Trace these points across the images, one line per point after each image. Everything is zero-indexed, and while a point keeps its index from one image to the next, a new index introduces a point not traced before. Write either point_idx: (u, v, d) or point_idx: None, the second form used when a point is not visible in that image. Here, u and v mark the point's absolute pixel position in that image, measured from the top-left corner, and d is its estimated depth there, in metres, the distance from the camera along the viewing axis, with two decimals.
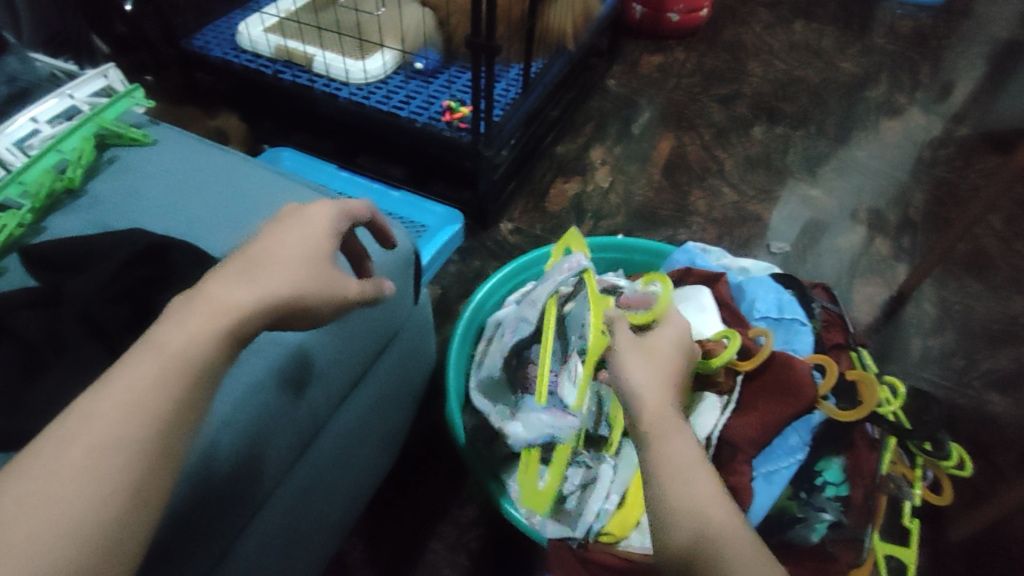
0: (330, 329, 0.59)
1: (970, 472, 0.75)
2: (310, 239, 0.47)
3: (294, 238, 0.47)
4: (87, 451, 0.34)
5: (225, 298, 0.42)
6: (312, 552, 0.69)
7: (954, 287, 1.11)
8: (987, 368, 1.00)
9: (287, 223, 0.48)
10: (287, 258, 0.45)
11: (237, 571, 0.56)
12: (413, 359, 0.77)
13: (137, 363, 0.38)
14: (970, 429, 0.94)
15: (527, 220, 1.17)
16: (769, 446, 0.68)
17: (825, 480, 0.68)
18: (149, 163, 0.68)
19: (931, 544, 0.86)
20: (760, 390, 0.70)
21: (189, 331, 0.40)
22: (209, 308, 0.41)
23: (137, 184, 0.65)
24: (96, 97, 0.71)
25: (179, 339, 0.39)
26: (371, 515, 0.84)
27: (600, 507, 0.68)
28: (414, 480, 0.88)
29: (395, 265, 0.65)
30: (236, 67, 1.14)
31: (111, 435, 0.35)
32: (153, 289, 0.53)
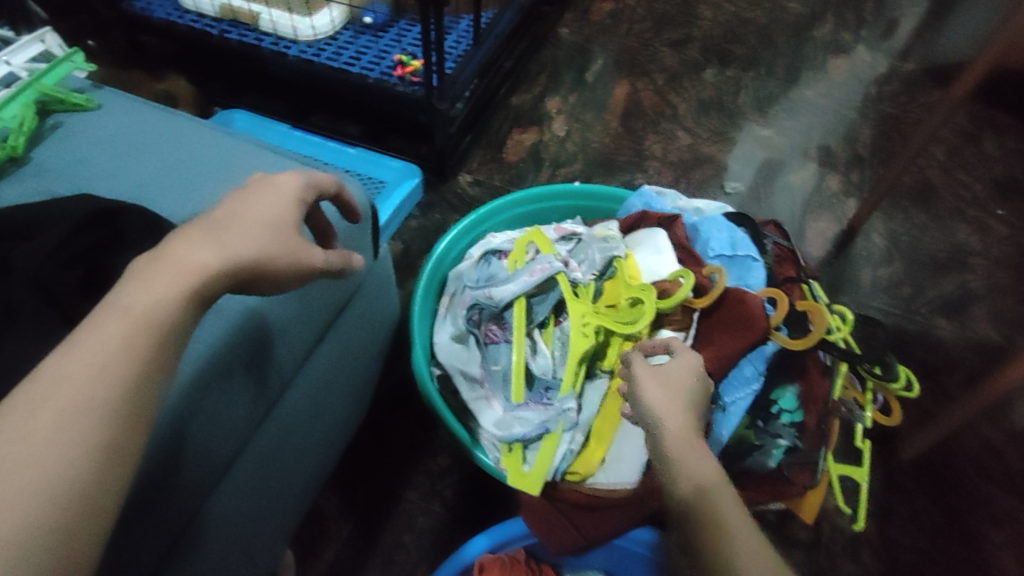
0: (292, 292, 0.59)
1: (917, 393, 0.79)
2: (278, 206, 0.48)
3: (263, 204, 0.47)
4: (57, 413, 0.35)
5: (190, 259, 0.42)
6: (287, 506, 0.71)
7: (902, 220, 1.13)
8: (934, 294, 1.05)
9: (253, 190, 0.48)
10: (254, 223, 0.46)
11: (213, 528, 0.58)
12: (376, 315, 0.77)
13: (103, 324, 0.38)
14: (918, 352, 0.98)
15: (485, 172, 1.17)
16: (727, 379, 0.70)
17: (781, 408, 0.72)
18: (93, 127, 0.66)
19: (886, 468, 0.89)
20: (716, 324, 0.72)
21: (156, 291, 0.40)
22: (174, 269, 0.41)
23: (81, 150, 0.63)
24: (33, 63, 0.68)
25: (144, 299, 0.39)
26: (344, 469, 0.86)
27: (567, 448, 0.69)
28: (386, 432, 0.89)
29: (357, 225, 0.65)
30: (179, 26, 1.10)
31: (81, 395, 0.35)
32: (109, 253, 0.53)
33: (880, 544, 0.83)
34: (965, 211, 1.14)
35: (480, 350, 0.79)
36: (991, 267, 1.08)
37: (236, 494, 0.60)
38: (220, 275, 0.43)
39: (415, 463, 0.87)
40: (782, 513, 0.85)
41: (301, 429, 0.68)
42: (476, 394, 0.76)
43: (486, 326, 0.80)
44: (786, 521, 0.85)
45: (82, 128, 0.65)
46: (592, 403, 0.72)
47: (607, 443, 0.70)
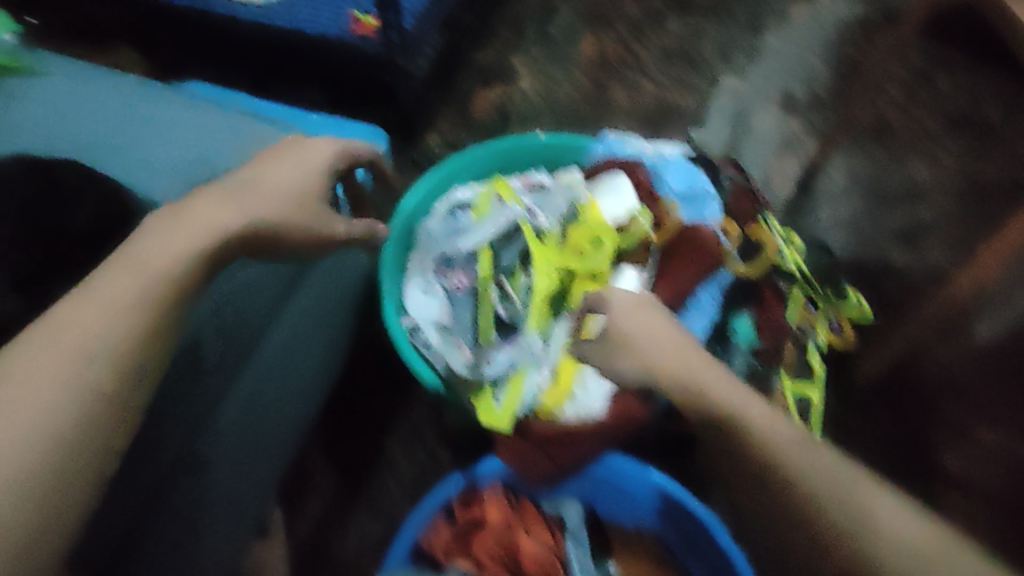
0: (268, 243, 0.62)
1: (868, 319, 0.85)
2: (298, 175, 0.57)
3: (285, 171, 0.57)
4: (74, 353, 0.42)
5: (210, 217, 0.50)
6: (272, 454, 0.76)
7: (861, 157, 1.17)
8: (890, 227, 1.10)
9: (277, 158, 0.58)
10: (276, 187, 0.55)
11: (209, 472, 0.63)
12: (348, 265, 0.81)
13: (122, 272, 0.45)
14: (873, 281, 1.04)
15: (454, 130, 1.19)
16: (686, 305, 0.74)
17: (738, 334, 0.76)
18: (64, 101, 0.70)
19: (844, 388, 0.96)
20: (674, 257, 0.76)
21: (173, 242, 0.47)
22: (195, 222, 0.49)
23: (51, 122, 0.68)
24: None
25: (161, 250, 0.47)
26: (327, 422, 0.91)
27: (534, 386, 0.74)
28: (368, 385, 0.93)
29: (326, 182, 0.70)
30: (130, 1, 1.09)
31: (91, 337, 0.43)
32: (67, 208, 0.58)
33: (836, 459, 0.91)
34: (919, 146, 1.18)
35: (449, 298, 0.82)
36: (944, 199, 1.12)
37: (225, 444, 0.64)
38: (238, 233, 0.50)
39: (398, 410, 0.91)
40: None
41: (283, 380, 0.72)
42: (446, 338, 0.80)
43: (455, 275, 0.83)
44: None
45: (47, 109, 0.70)
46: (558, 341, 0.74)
47: (572, 378, 0.73)
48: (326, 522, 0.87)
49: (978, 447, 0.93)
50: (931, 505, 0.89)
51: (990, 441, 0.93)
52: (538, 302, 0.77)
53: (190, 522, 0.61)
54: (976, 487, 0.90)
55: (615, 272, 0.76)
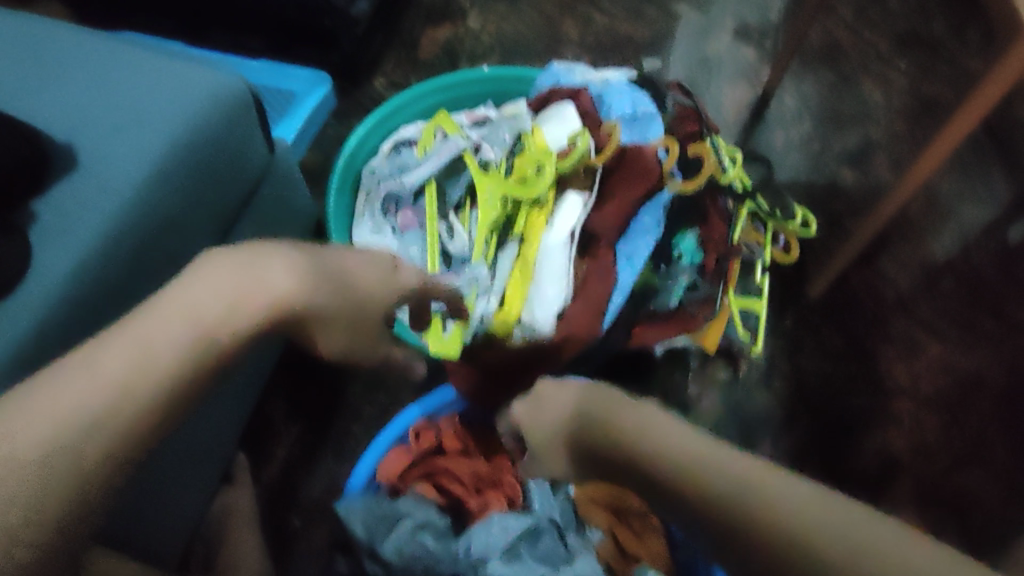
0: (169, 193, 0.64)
1: (815, 231, 0.85)
2: (373, 277, 0.53)
3: (362, 267, 0.53)
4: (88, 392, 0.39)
5: (265, 285, 0.47)
6: (228, 404, 0.75)
7: (812, 80, 1.17)
8: (841, 148, 1.10)
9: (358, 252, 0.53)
10: (331, 280, 0.50)
11: None
12: (282, 206, 0.83)
13: (168, 313, 0.43)
14: (826, 203, 1.05)
15: (401, 73, 1.18)
16: (628, 229, 0.76)
17: (681, 251, 0.78)
18: None
19: (796, 308, 0.98)
20: (617, 180, 0.77)
21: (217, 297, 0.45)
22: (250, 285, 0.46)
23: None
24: None
25: (206, 303, 0.45)
26: (286, 373, 0.90)
27: (484, 311, 0.75)
28: None
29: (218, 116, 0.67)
30: None
31: (120, 386, 0.40)
32: None
33: (790, 374, 0.93)
34: (870, 66, 1.18)
35: (396, 236, 0.83)
36: (892, 117, 1.13)
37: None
38: (275, 313, 0.47)
39: None
40: (703, 359, 0.93)
41: None
42: None
43: (402, 213, 0.84)
44: (706, 365, 0.93)
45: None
46: (504, 268, 0.77)
47: (519, 300, 0.75)
48: (292, 470, 0.86)
49: (926, 355, 0.94)
50: (881, 412, 0.91)
51: (937, 351, 0.95)
52: (480, 227, 0.78)
53: (152, 468, 0.62)
54: (923, 392, 0.92)
55: (558, 199, 0.78)
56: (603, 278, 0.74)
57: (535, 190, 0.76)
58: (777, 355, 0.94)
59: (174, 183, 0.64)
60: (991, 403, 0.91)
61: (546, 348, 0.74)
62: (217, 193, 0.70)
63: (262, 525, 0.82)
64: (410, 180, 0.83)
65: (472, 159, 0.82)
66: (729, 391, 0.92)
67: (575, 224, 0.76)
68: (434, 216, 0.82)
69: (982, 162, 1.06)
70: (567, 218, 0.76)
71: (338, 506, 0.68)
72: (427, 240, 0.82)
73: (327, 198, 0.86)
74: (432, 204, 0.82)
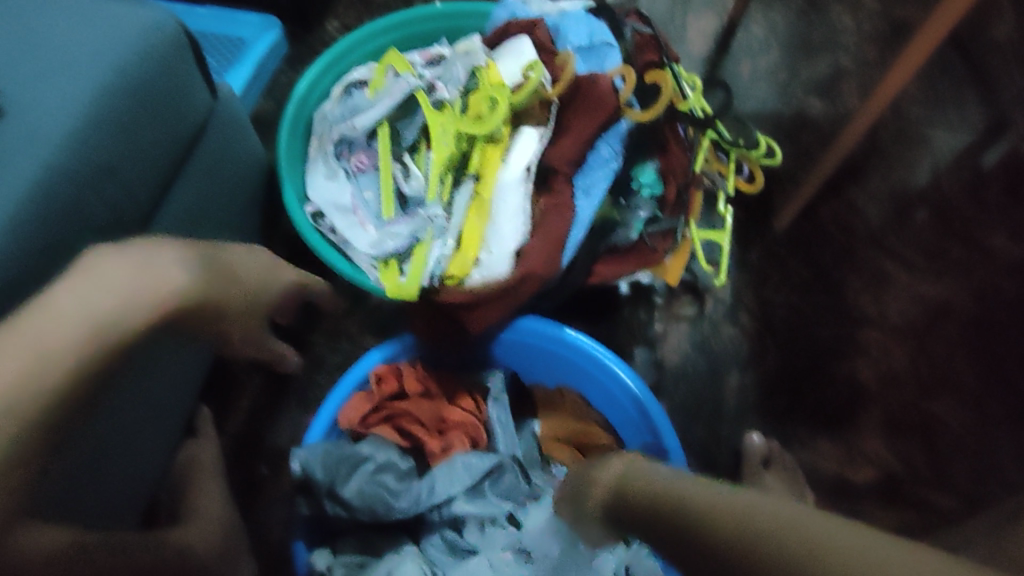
0: (122, 138, 0.59)
1: (779, 160, 0.84)
2: (264, 280, 0.55)
3: (252, 266, 0.54)
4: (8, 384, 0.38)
5: (162, 275, 0.44)
6: (180, 362, 0.72)
7: (779, 7, 1.13)
8: (809, 77, 1.07)
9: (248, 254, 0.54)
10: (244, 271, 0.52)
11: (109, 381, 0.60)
12: (229, 152, 0.80)
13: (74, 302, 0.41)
14: (794, 134, 1.02)
15: (353, 15, 1.13)
16: (586, 162, 0.75)
17: (641, 183, 0.77)
18: None
19: (763, 241, 0.96)
20: (574, 112, 0.75)
21: (114, 291, 0.42)
22: (145, 278, 0.43)
23: None
24: None
25: (99, 297, 0.41)
26: None
27: (439, 254, 0.72)
28: None
29: (167, 48, 0.63)
30: None
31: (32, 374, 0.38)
32: None
33: (755, 307, 0.93)
34: None
35: (350, 181, 0.80)
36: (862, 43, 1.10)
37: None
38: (172, 306, 0.44)
39: None
40: (668, 296, 0.93)
41: None
42: (349, 222, 0.78)
43: (354, 157, 0.81)
44: (672, 302, 0.92)
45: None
46: (461, 208, 0.74)
47: (479, 239, 0.73)
48: (257, 421, 0.85)
49: (894, 285, 0.94)
50: (848, 342, 0.91)
51: (906, 281, 0.94)
52: (435, 165, 0.74)
53: (95, 430, 0.59)
54: (891, 322, 0.92)
55: (513, 135, 0.76)
56: (561, 213, 0.72)
57: (489, 126, 0.73)
58: (743, 289, 0.94)
59: (117, 127, 0.58)
60: (957, 329, 0.91)
61: (510, 288, 0.71)
62: (160, 139, 0.65)
63: (229, 476, 0.81)
64: (361, 120, 0.79)
65: (426, 97, 0.79)
66: (696, 327, 0.92)
67: (532, 160, 0.74)
68: (387, 156, 0.78)
69: (952, 85, 1.03)
70: (523, 154, 0.74)
71: (293, 451, 0.66)
72: (381, 184, 0.78)
73: (278, 143, 0.83)
74: (385, 145, 0.78)
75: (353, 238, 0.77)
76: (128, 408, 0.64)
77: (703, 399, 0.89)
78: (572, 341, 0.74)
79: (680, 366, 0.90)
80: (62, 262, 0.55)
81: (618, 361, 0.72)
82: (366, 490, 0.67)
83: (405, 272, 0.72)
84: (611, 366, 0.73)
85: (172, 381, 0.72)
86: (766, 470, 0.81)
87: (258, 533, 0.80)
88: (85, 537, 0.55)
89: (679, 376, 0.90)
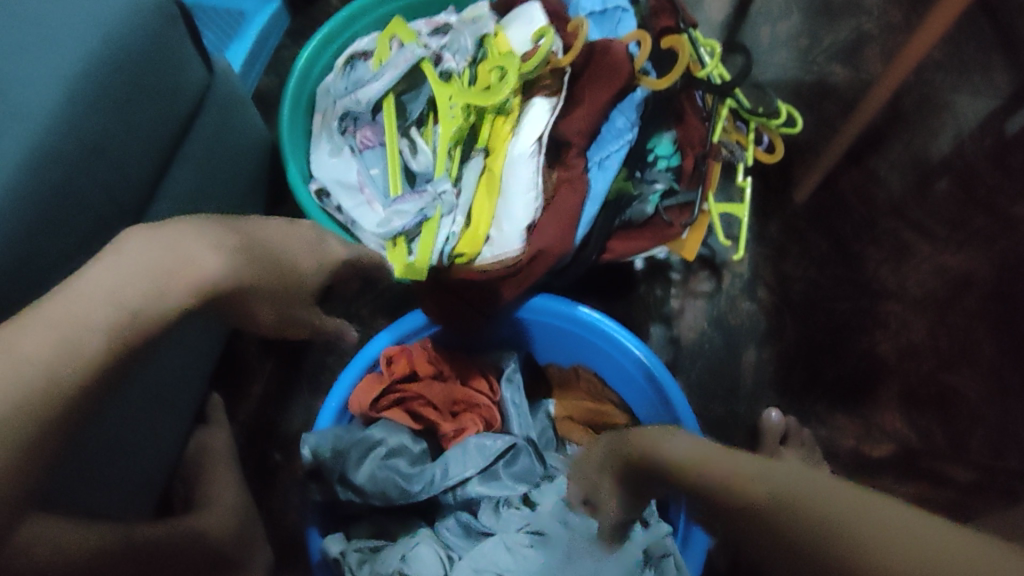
0: (111, 112, 0.57)
1: (800, 129, 0.80)
2: (312, 254, 0.48)
3: (295, 241, 0.47)
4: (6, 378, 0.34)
5: (195, 262, 0.40)
6: (189, 348, 0.70)
7: None
8: (831, 42, 1.03)
9: (291, 227, 0.48)
10: (285, 247, 0.46)
11: None
12: (229, 128, 0.77)
13: (90, 284, 0.37)
14: (815, 104, 0.99)
15: None
16: (600, 135, 0.72)
17: (657, 155, 0.75)
18: None
19: (782, 215, 0.94)
20: (587, 82, 0.72)
21: (134, 273, 0.38)
22: (178, 259, 0.39)
23: None
24: None
25: (111, 280, 0.38)
26: None
27: (448, 233, 0.70)
28: None
29: (154, 18, 0.61)
30: None
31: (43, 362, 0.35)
32: None
33: (773, 281, 0.91)
34: None
35: (355, 158, 0.77)
36: (886, 6, 1.05)
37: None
38: (212, 295, 0.41)
39: None
40: (685, 272, 0.90)
41: None
42: (356, 202, 0.74)
43: (359, 133, 0.78)
44: (688, 277, 0.90)
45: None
46: (469, 185, 0.72)
47: (489, 217, 0.71)
48: (268, 405, 0.84)
49: (915, 256, 0.91)
50: (869, 317, 0.89)
51: (927, 252, 0.91)
52: (443, 140, 0.72)
53: (106, 420, 0.58)
54: (911, 295, 0.89)
55: (523, 107, 0.73)
56: (575, 187, 0.70)
57: (496, 98, 0.70)
58: (760, 263, 0.91)
59: (101, 99, 0.56)
60: (981, 302, 0.89)
61: (522, 268, 0.70)
62: (150, 114, 0.62)
63: (242, 459, 0.80)
64: (365, 93, 0.76)
65: (432, 68, 0.76)
66: (713, 303, 0.89)
67: (544, 130, 0.71)
68: (392, 131, 0.76)
69: (979, 49, 0.99)
70: (534, 125, 0.71)
71: (303, 435, 0.65)
72: (387, 159, 0.76)
73: (281, 120, 0.80)
74: (389, 119, 0.76)
75: (358, 218, 0.74)
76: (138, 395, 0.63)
77: (720, 376, 0.87)
78: (585, 321, 0.72)
79: (697, 342, 0.88)
80: (52, 245, 0.53)
81: (633, 339, 0.70)
82: (377, 475, 0.66)
83: (414, 251, 0.69)
84: (626, 344, 0.71)
85: (182, 364, 0.71)
86: (784, 447, 0.80)
87: (272, 517, 0.79)
88: (99, 524, 0.54)
89: (696, 353, 0.88)
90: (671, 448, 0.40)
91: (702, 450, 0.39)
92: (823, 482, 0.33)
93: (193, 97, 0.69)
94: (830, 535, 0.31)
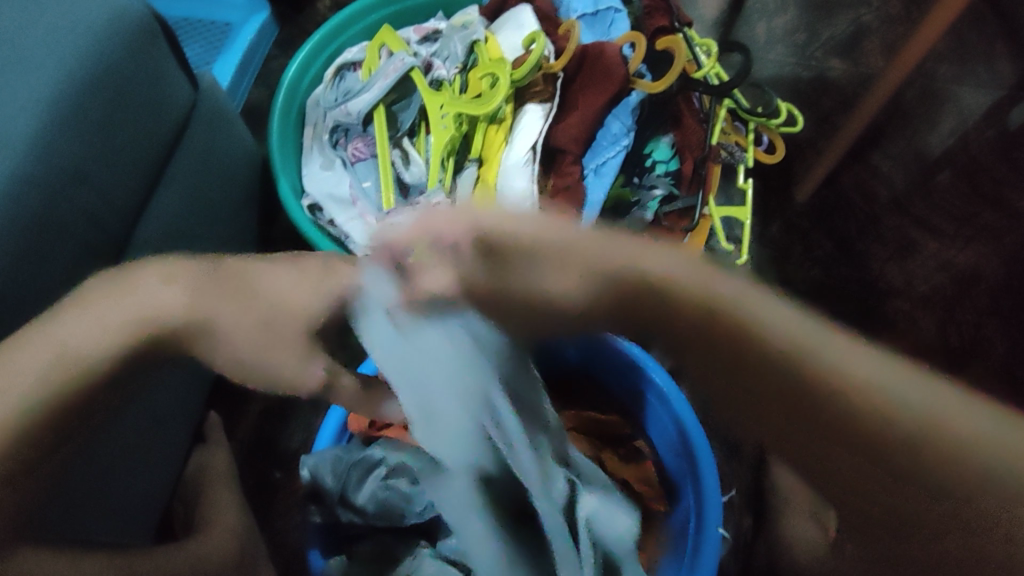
0: (93, 135, 0.56)
1: (800, 127, 0.79)
2: (297, 283, 0.53)
3: (284, 273, 0.54)
4: None
5: (142, 302, 0.48)
6: (182, 370, 0.69)
7: None
8: (828, 36, 1.01)
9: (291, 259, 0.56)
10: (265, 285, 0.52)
11: None
12: (217, 144, 0.76)
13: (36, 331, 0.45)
14: (814, 100, 0.97)
15: None
16: (596, 141, 0.71)
17: (655, 159, 0.73)
18: None
19: (783, 215, 0.92)
20: (580, 88, 0.71)
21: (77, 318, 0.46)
22: (123, 305, 0.47)
23: None
24: None
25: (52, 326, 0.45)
26: None
27: None
28: None
29: (135, 37, 0.59)
30: None
31: None
32: None
33: (777, 282, 0.89)
34: None
35: (347, 171, 0.76)
36: None
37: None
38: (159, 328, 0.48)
39: None
40: None
41: None
42: (350, 216, 0.73)
43: (351, 146, 0.76)
44: None
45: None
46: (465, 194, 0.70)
47: None
48: (266, 424, 0.82)
49: (921, 253, 0.89)
50: (875, 315, 0.87)
51: (933, 248, 0.89)
52: (437, 150, 0.70)
53: (96, 450, 0.56)
54: (918, 291, 0.88)
55: (517, 114, 0.71)
56: (572, 196, 0.68)
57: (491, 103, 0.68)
58: (763, 264, 0.89)
59: (81, 123, 0.54)
60: (989, 299, 0.87)
61: None
62: (134, 134, 0.61)
63: (242, 479, 0.79)
64: (356, 105, 0.75)
65: (423, 77, 0.74)
66: None
67: (539, 137, 0.70)
68: (385, 143, 0.75)
69: (982, 39, 0.97)
70: (528, 131, 0.70)
71: (303, 458, 0.65)
72: (380, 172, 0.75)
73: (270, 135, 0.78)
74: (382, 131, 0.75)
75: (352, 232, 0.72)
76: (131, 423, 0.61)
77: None
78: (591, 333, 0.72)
79: None
80: (40, 273, 0.52)
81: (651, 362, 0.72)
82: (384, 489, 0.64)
83: None
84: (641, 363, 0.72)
85: (179, 387, 0.70)
86: None
87: (273, 539, 0.77)
88: (91, 558, 0.52)
89: None
90: (729, 293, 0.44)
91: (739, 301, 0.43)
92: (933, 396, 0.41)
93: (180, 114, 0.68)
94: (926, 440, 0.40)
